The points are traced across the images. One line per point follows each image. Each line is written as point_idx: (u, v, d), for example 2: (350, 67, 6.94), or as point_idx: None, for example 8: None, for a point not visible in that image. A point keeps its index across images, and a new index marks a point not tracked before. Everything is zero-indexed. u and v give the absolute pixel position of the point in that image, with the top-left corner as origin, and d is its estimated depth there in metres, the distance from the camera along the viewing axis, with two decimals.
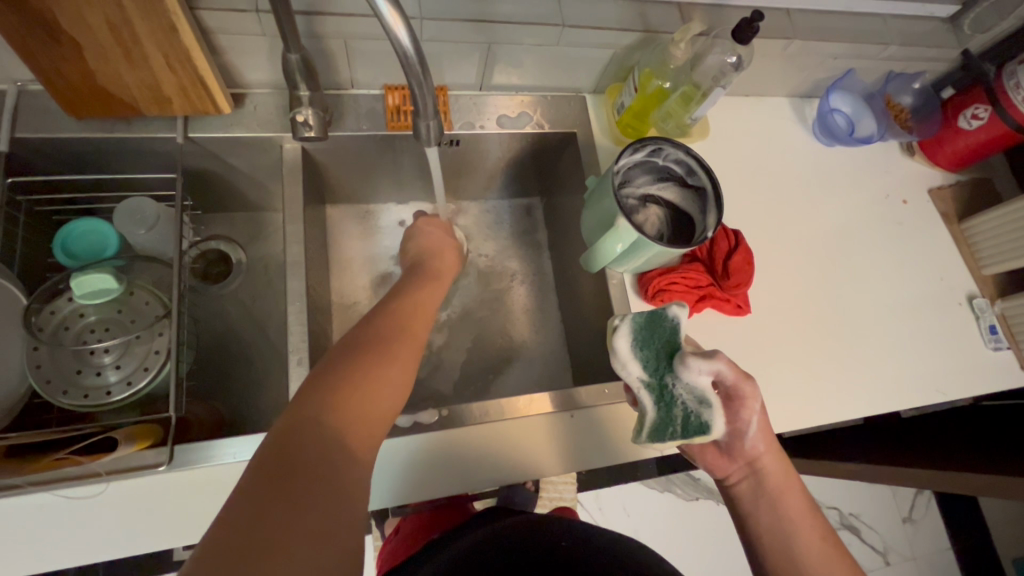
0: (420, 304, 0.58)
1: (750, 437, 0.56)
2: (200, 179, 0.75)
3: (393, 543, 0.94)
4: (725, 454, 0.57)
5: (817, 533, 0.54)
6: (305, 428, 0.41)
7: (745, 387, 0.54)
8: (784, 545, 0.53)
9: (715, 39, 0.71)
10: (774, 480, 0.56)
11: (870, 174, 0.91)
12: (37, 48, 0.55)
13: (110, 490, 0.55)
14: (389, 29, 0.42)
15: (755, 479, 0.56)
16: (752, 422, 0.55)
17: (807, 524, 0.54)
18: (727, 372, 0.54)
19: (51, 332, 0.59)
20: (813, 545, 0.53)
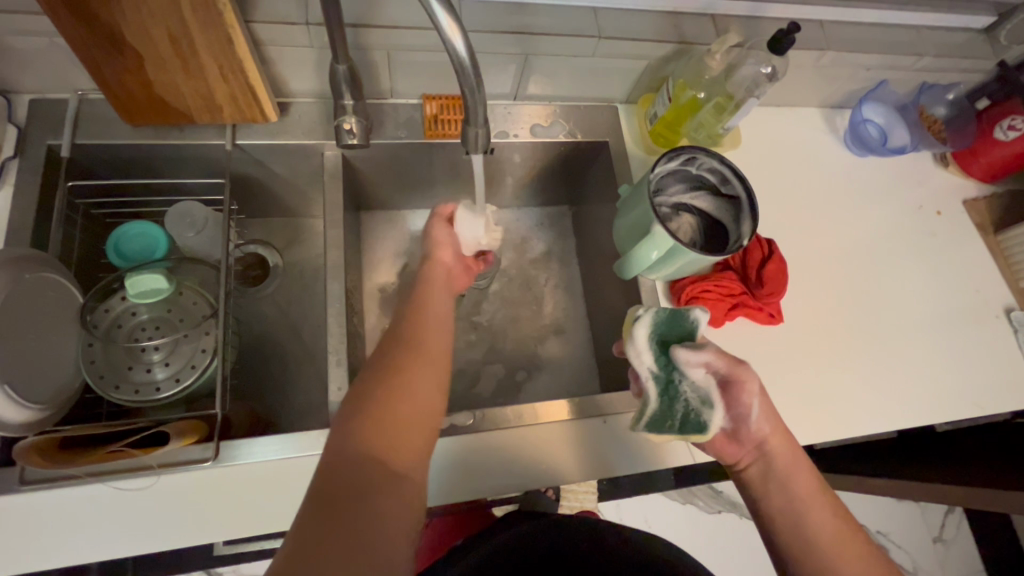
0: (437, 312, 0.59)
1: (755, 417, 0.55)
2: (244, 184, 0.78)
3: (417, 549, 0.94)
4: (734, 439, 0.56)
5: (836, 517, 0.52)
6: (349, 453, 0.44)
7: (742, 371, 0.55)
8: (805, 531, 0.51)
9: (750, 50, 0.72)
10: (786, 463, 0.55)
11: (902, 185, 0.91)
12: (103, 59, 0.58)
13: (157, 484, 0.57)
14: (445, 37, 0.43)
15: (769, 460, 0.55)
16: (755, 401, 0.55)
17: (823, 506, 0.53)
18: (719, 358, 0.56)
19: (105, 329, 0.62)
20: (831, 530, 0.51)
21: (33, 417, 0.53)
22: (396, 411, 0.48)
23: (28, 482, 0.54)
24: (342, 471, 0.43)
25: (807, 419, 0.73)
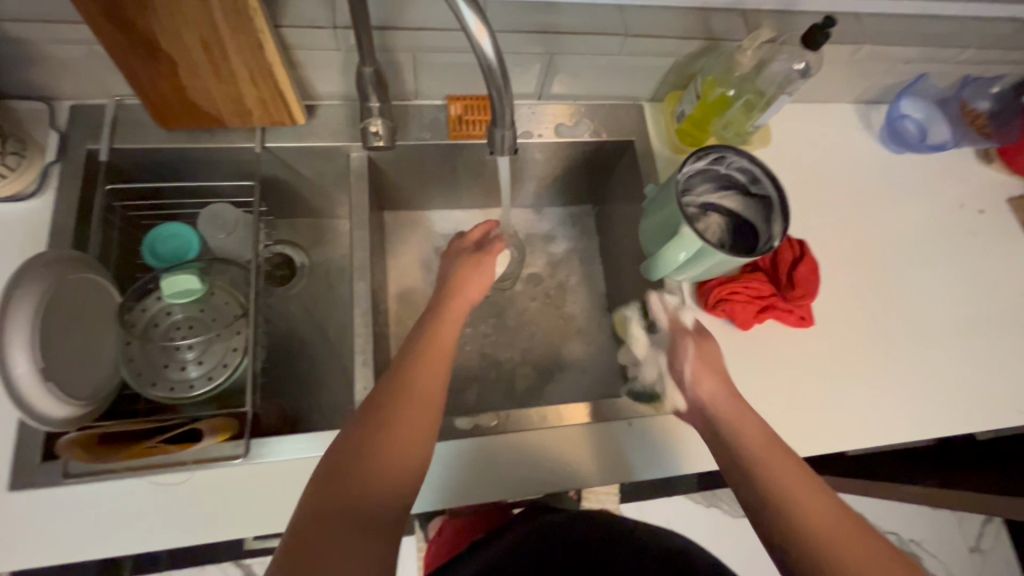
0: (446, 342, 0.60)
1: (695, 363, 0.64)
2: (272, 186, 0.79)
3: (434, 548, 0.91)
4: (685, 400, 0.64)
5: (794, 462, 0.54)
6: (337, 480, 0.47)
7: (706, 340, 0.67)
8: (766, 477, 0.53)
9: (782, 45, 0.70)
10: (737, 416, 0.58)
11: (942, 182, 0.87)
12: (139, 66, 0.59)
13: (192, 480, 0.59)
14: (473, 38, 0.43)
15: (725, 417, 0.59)
16: (697, 349, 0.66)
17: (781, 454, 0.55)
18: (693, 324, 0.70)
19: (142, 328, 0.64)
20: (792, 477, 0.53)
21: (77, 413, 0.55)
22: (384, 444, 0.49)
23: (70, 477, 0.55)
24: (328, 506, 0.45)
25: (840, 423, 0.71)
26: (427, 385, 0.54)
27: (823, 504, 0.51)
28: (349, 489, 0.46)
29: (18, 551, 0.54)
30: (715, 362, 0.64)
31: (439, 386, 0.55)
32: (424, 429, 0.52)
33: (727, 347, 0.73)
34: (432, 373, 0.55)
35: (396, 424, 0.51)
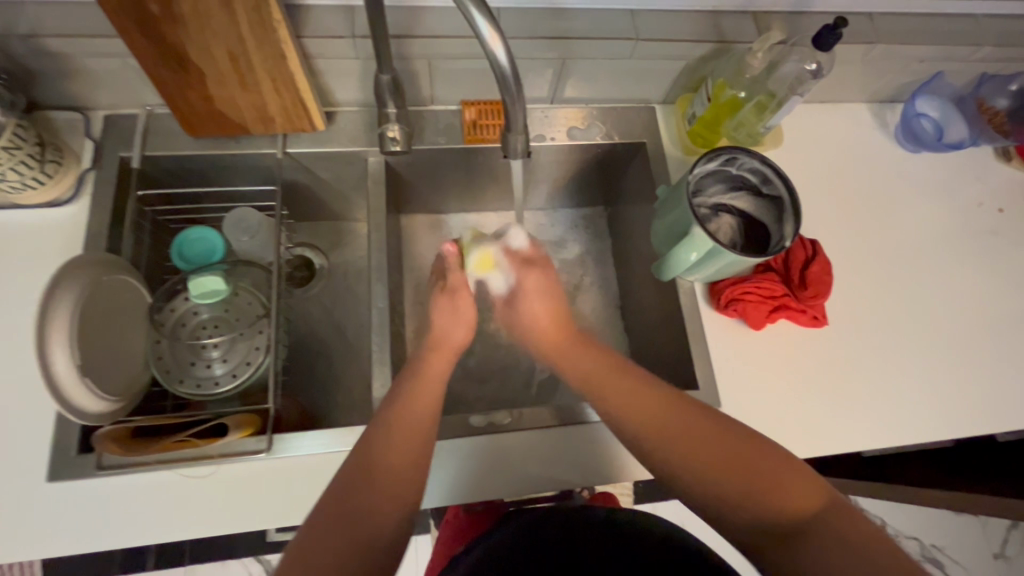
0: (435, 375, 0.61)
1: (526, 299, 0.68)
2: (293, 191, 0.82)
3: (436, 549, 0.85)
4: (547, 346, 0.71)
5: (650, 391, 0.58)
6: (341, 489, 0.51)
7: (532, 268, 0.68)
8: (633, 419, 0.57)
9: (793, 47, 0.71)
10: (587, 369, 0.63)
11: (960, 181, 0.87)
12: (169, 77, 0.62)
13: (217, 473, 0.61)
14: (486, 46, 0.44)
15: (580, 374, 0.63)
16: (529, 287, 0.68)
17: (639, 388, 0.59)
18: (513, 262, 0.69)
19: (171, 327, 0.66)
20: (653, 409, 0.57)
21: (111, 408, 0.58)
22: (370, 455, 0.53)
23: (105, 468, 0.58)
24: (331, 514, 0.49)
25: (855, 423, 0.71)
26: (415, 424, 0.56)
27: (689, 425, 0.55)
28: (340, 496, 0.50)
29: (56, 538, 0.57)
30: (553, 298, 0.68)
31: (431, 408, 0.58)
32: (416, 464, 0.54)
33: (741, 347, 0.73)
34: (419, 411, 0.57)
35: (383, 455, 0.53)
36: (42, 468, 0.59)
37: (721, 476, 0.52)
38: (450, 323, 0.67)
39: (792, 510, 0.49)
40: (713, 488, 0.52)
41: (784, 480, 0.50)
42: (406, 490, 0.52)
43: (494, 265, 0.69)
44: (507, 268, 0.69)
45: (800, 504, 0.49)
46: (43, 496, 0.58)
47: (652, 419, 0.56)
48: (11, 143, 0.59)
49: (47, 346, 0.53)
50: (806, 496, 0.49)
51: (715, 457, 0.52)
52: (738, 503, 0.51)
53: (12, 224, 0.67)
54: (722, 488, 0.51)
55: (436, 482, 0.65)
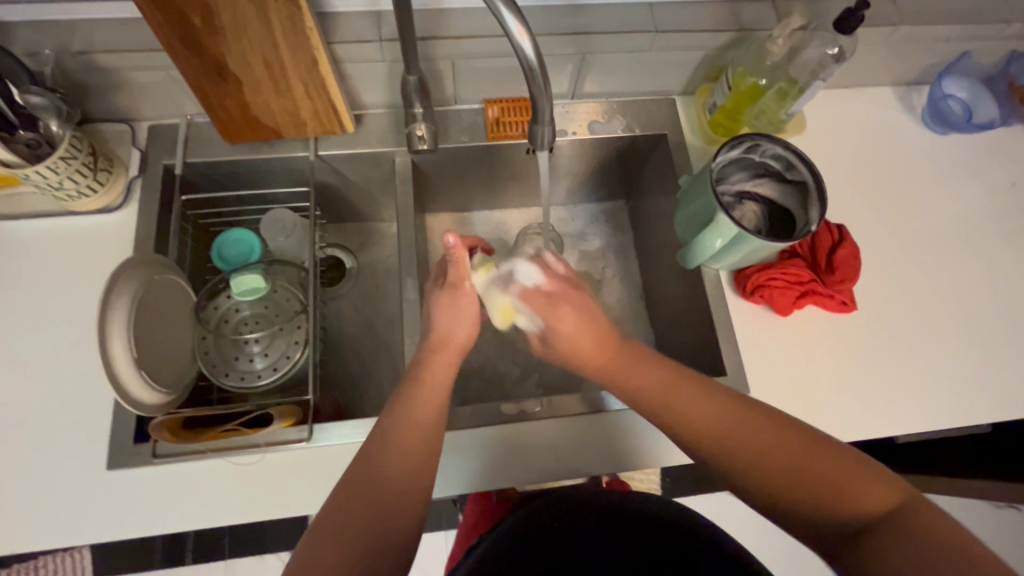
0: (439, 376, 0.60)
1: (564, 341, 0.60)
2: (324, 193, 0.85)
3: (461, 533, 0.85)
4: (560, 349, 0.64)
5: (706, 398, 0.54)
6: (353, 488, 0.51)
7: (559, 306, 0.60)
8: (691, 430, 0.54)
9: (815, 31, 0.71)
10: (635, 377, 0.58)
11: (989, 162, 0.85)
12: (209, 86, 0.65)
13: (262, 461, 0.64)
14: (514, 40, 0.46)
15: (630, 384, 0.58)
16: (565, 328, 0.60)
17: (694, 395, 0.55)
18: (536, 305, 0.62)
19: (215, 324, 0.70)
20: (708, 410, 0.53)
21: (163, 400, 0.61)
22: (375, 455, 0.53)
23: (159, 457, 0.62)
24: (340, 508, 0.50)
25: (887, 408, 0.70)
26: (411, 441, 0.54)
27: (751, 432, 0.52)
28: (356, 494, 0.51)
29: (114, 524, 0.60)
30: (590, 321, 0.60)
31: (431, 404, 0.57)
32: (422, 475, 0.53)
33: (768, 333, 0.73)
34: (421, 420, 0.55)
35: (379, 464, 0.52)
36: (101, 457, 0.63)
37: (783, 481, 0.50)
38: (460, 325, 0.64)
39: (862, 507, 0.47)
40: (771, 482, 0.50)
41: (852, 478, 0.48)
42: (410, 503, 0.51)
43: (519, 314, 0.64)
44: (531, 314, 0.63)
45: (871, 501, 0.47)
46: (101, 485, 0.62)
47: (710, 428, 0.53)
48: (68, 152, 0.62)
49: (106, 336, 0.57)
50: (875, 493, 0.47)
51: (777, 462, 0.50)
52: (808, 504, 0.48)
53: (67, 230, 0.72)
54: (789, 494, 0.49)
55: (469, 471, 0.67)
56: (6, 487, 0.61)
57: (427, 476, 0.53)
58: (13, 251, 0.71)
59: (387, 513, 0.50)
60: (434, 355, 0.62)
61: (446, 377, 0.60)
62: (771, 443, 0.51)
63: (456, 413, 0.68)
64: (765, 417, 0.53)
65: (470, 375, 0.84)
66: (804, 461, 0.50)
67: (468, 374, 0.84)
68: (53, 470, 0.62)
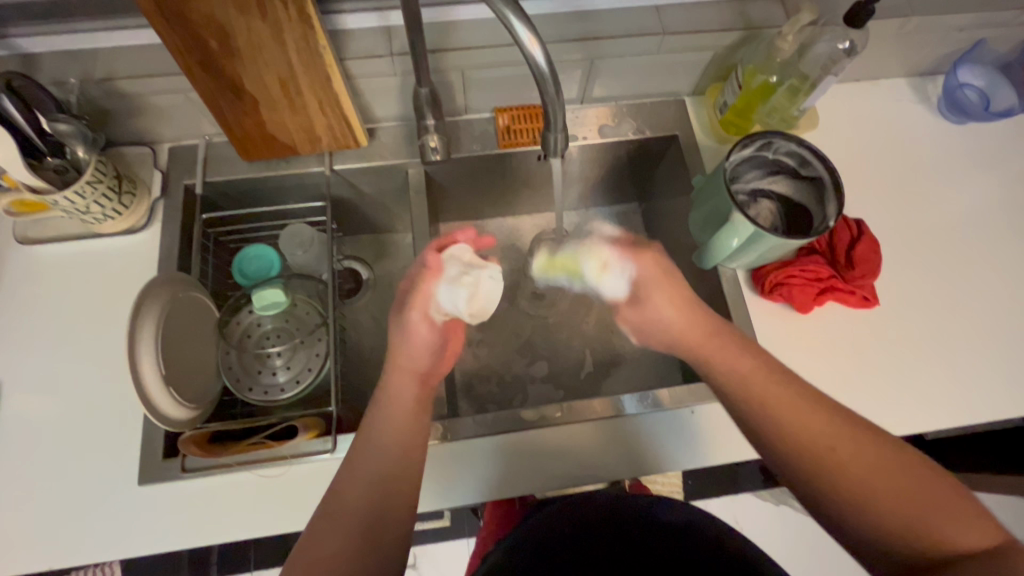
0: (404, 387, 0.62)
1: (656, 294, 0.64)
2: (339, 207, 0.86)
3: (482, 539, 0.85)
4: (637, 306, 0.66)
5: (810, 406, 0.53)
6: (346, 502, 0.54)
7: (642, 251, 0.66)
8: (790, 433, 0.53)
9: (823, 28, 0.70)
10: (738, 366, 0.57)
11: (1009, 151, 0.84)
12: (227, 108, 0.67)
13: (288, 473, 0.65)
14: (525, 49, 0.47)
15: (726, 371, 0.58)
16: (651, 272, 0.65)
17: (801, 401, 0.54)
18: (624, 251, 0.66)
19: (238, 339, 0.71)
20: (799, 411, 0.53)
21: (190, 415, 0.62)
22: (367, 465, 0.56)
23: (188, 471, 0.63)
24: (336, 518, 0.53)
25: (915, 404, 0.69)
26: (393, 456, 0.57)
27: (852, 444, 0.51)
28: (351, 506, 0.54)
29: (146, 538, 0.62)
30: (677, 285, 0.64)
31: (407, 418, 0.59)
32: (399, 501, 0.55)
33: (789, 331, 0.72)
34: (394, 438, 0.58)
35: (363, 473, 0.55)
36: (132, 473, 0.64)
37: (872, 493, 0.49)
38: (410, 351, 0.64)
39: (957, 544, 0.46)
40: (859, 491, 0.50)
41: (932, 497, 0.48)
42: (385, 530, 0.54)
43: (607, 266, 0.66)
44: (621, 261, 0.66)
45: (971, 538, 0.46)
46: (133, 500, 0.63)
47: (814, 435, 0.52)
48: (94, 177, 0.64)
49: (135, 354, 0.58)
50: (975, 529, 0.47)
51: (873, 474, 0.50)
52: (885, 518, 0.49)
53: (93, 252, 0.74)
54: (867, 504, 0.49)
55: (491, 478, 0.67)
56: (42, 504, 0.62)
57: (403, 502, 0.56)
58: (43, 273, 0.73)
59: (366, 531, 0.53)
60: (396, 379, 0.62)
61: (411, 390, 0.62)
62: (866, 456, 0.51)
63: (477, 420, 0.68)
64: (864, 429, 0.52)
65: (488, 381, 0.84)
66: (902, 485, 0.49)
67: (485, 381, 0.84)
68: (86, 487, 0.63)
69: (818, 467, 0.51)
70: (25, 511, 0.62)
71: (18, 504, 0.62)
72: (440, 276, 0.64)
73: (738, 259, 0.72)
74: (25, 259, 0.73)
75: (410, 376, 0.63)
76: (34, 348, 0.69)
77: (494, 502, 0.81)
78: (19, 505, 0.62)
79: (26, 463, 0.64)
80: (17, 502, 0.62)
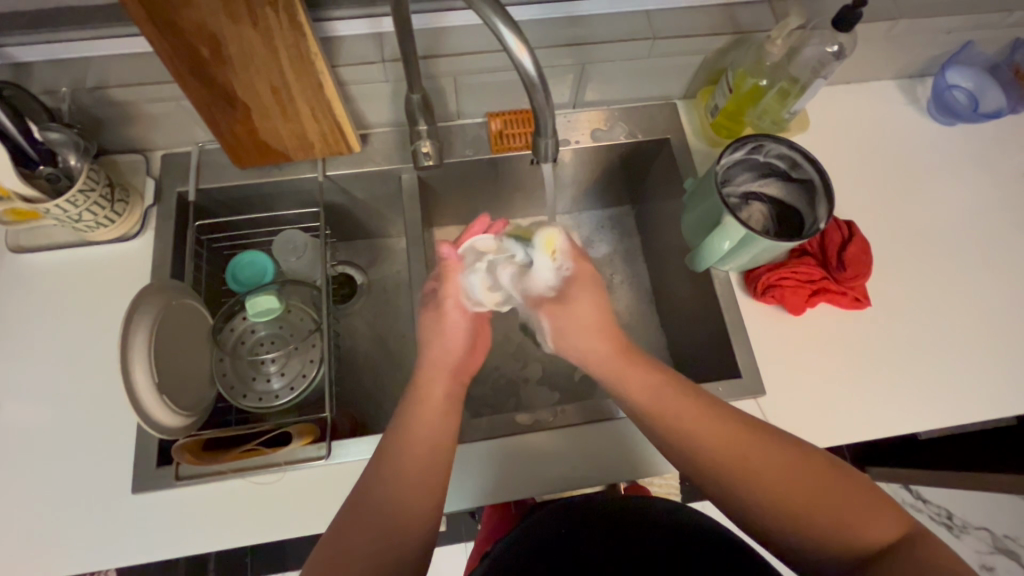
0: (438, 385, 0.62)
1: (580, 292, 0.63)
2: (333, 212, 0.86)
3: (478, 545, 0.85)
4: (560, 302, 0.63)
5: (723, 422, 0.54)
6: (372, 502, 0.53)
7: (583, 257, 0.65)
8: (706, 450, 0.53)
9: (813, 30, 0.71)
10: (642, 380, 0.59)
11: (998, 151, 0.85)
12: (219, 115, 0.67)
13: (282, 479, 0.65)
14: (514, 56, 0.47)
15: (631, 388, 0.59)
16: (583, 277, 0.64)
17: (710, 413, 0.55)
18: (570, 248, 0.64)
19: (232, 346, 0.71)
20: (702, 422, 0.55)
21: (184, 423, 0.62)
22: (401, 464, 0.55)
23: (181, 479, 0.63)
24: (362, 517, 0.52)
25: (907, 404, 0.69)
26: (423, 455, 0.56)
27: (758, 455, 0.52)
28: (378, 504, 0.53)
29: (141, 545, 0.62)
30: (602, 296, 0.64)
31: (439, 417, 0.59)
32: (423, 501, 0.54)
33: (782, 333, 0.73)
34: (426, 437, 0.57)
35: (396, 471, 0.54)
36: (126, 481, 0.64)
37: (785, 498, 0.50)
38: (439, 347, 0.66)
39: (874, 538, 0.48)
40: (771, 497, 0.50)
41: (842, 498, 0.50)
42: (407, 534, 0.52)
43: (554, 249, 0.62)
44: (565, 254, 0.63)
45: (876, 531, 0.48)
46: (127, 508, 0.63)
47: (728, 449, 0.53)
48: (86, 185, 0.64)
49: (128, 363, 0.58)
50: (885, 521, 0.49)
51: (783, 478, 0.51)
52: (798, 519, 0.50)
53: (86, 260, 0.74)
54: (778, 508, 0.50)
55: (487, 483, 0.67)
56: (35, 514, 0.62)
57: (426, 504, 0.54)
58: (36, 282, 0.73)
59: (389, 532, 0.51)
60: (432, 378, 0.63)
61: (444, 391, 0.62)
62: (774, 463, 0.52)
63: (471, 424, 0.68)
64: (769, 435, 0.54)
65: (483, 385, 0.84)
66: (814, 490, 0.50)
67: (481, 386, 0.84)
68: (79, 496, 0.63)
69: (727, 482, 0.52)
70: (18, 521, 0.62)
71: (11, 514, 0.62)
72: (463, 267, 0.66)
73: (732, 262, 0.72)
74: (17, 267, 0.73)
75: (442, 375, 0.64)
76: (26, 357, 0.69)
77: (490, 506, 0.81)
78: (11, 515, 0.62)
79: (19, 472, 0.64)
80: (10, 512, 0.62)
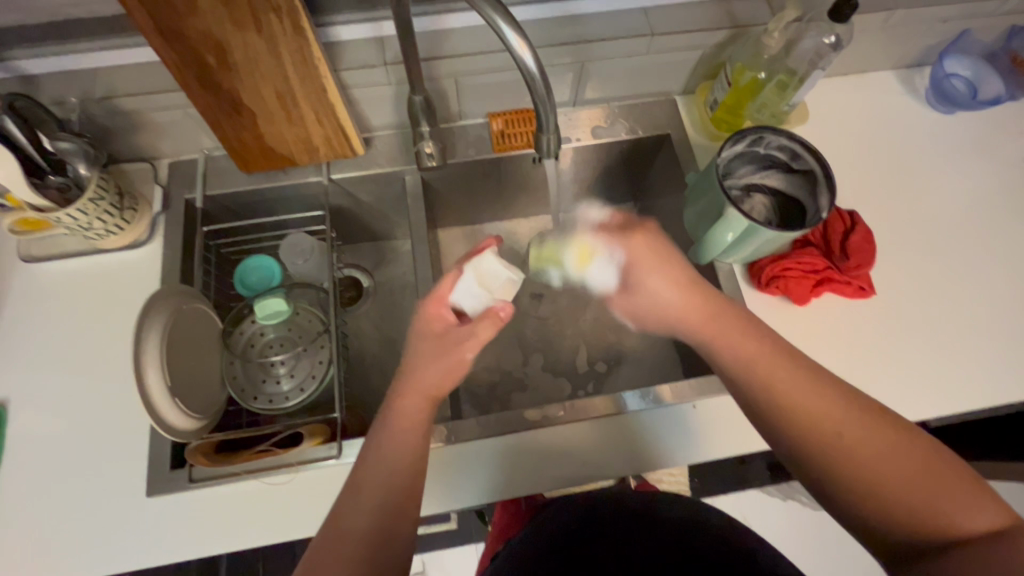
0: (417, 404, 0.59)
1: (645, 277, 0.63)
2: (338, 216, 0.87)
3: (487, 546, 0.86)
4: (626, 291, 0.66)
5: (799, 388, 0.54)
6: (371, 509, 0.54)
7: (633, 233, 0.64)
8: (799, 415, 0.53)
9: (810, 22, 0.71)
10: (748, 349, 0.57)
11: (999, 138, 0.85)
12: (225, 121, 0.68)
13: (294, 479, 0.65)
14: (515, 53, 0.47)
15: (730, 357, 0.58)
16: (641, 258, 0.63)
17: (792, 384, 0.54)
18: (607, 234, 0.66)
19: (242, 349, 0.72)
20: (816, 396, 0.53)
21: (195, 426, 0.63)
22: (397, 476, 0.55)
23: (196, 480, 0.64)
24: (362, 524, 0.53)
25: (913, 391, 0.69)
26: (410, 471, 0.55)
27: (853, 434, 0.52)
28: (377, 512, 0.54)
29: (156, 549, 0.62)
30: (671, 269, 0.63)
31: (416, 435, 0.58)
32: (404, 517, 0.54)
33: (786, 324, 0.73)
34: (409, 450, 0.56)
35: (394, 481, 0.55)
36: (139, 485, 0.64)
37: (875, 486, 0.50)
38: (435, 373, 0.60)
39: (950, 528, 0.47)
40: (856, 482, 0.50)
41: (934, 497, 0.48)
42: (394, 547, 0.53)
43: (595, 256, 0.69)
44: (607, 248, 0.67)
45: (967, 524, 0.47)
46: (141, 511, 0.63)
47: (815, 421, 0.52)
48: (96, 194, 0.65)
49: (141, 365, 0.59)
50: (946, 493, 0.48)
51: (872, 467, 0.50)
52: (884, 510, 0.49)
53: (96, 268, 0.75)
54: (866, 495, 0.50)
55: (496, 478, 0.67)
56: (53, 517, 0.63)
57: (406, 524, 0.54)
58: (48, 290, 0.74)
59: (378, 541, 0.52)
60: (410, 396, 0.60)
61: (420, 413, 0.59)
62: (876, 448, 0.51)
63: (479, 422, 0.69)
64: (874, 419, 0.52)
65: (491, 384, 0.84)
66: (901, 484, 0.49)
67: (486, 384, 0.84)
68: (94, 501, 0.64)
69: (817, 452, 0.52)
70: (34, 527, 0.62)
71: (27, 518, 0.63)
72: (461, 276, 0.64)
73: (736, 253, 0.72)
74: (29, 277, 0.74)
75: (420, 395, 0.60)
76: (40, 365, 0.70)
77: (500, 504, 0.81)
78: (28, 520, 0.63)
79: (34, 478, 0.64)
80: (27, 518, 0.63)
